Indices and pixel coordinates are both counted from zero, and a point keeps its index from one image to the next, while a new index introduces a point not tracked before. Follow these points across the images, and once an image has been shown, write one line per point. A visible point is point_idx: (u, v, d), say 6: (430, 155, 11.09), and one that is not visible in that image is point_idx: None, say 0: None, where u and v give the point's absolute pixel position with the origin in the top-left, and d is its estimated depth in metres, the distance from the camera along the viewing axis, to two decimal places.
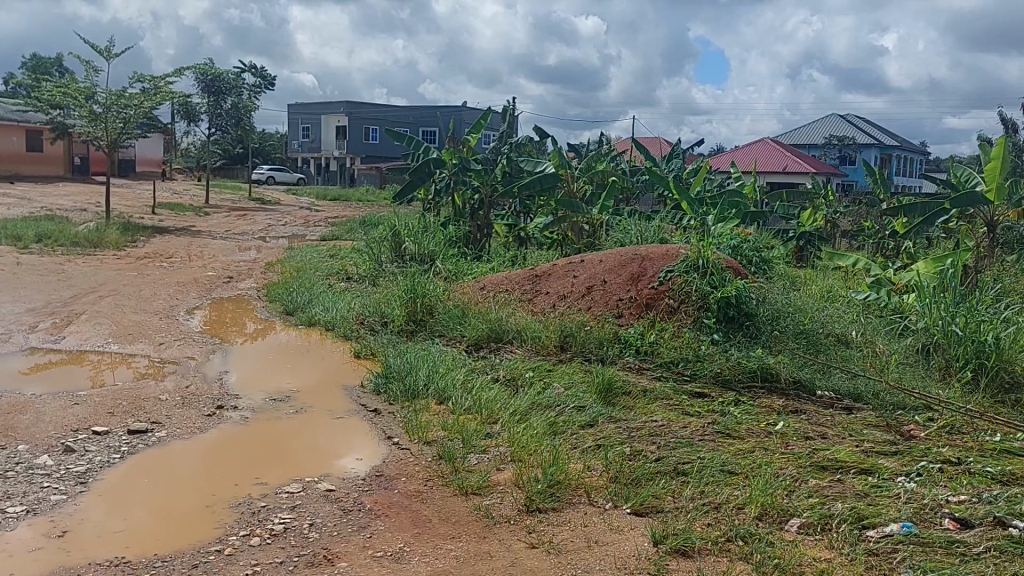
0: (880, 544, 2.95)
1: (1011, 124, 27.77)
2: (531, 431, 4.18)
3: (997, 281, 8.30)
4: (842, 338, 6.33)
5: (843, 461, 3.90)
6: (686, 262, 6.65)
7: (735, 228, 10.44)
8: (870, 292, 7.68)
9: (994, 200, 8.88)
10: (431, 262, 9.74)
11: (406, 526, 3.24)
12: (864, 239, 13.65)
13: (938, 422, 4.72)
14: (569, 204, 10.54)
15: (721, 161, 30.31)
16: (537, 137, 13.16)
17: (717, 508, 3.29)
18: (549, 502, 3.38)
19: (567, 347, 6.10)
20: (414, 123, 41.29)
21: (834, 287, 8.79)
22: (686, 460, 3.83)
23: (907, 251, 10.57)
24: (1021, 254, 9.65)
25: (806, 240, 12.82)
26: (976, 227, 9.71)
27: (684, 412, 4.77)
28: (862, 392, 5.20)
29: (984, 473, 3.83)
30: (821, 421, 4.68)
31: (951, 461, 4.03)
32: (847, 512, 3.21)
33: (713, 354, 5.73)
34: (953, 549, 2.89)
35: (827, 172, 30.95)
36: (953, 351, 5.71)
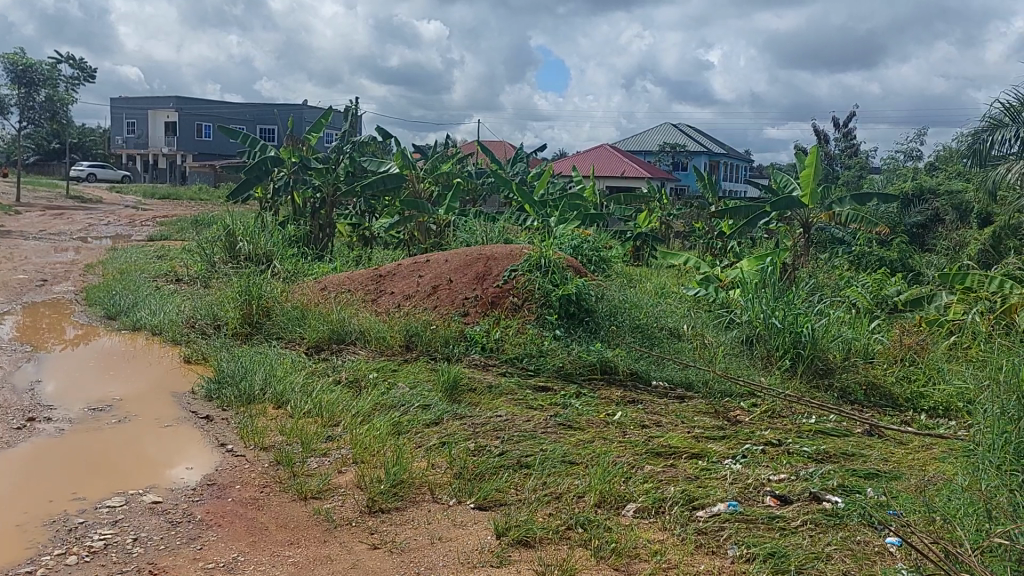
0: (709, 523, 3.11)
1: (823, 135, 30.32)
2: (373, 432, 4.12)
3: (812, 277, 8.97)
4: (674, 331, 6.62)
5: (676, 447, 4.08)
6: (529, 261, 6.80)
7: (575, 229, 10.74)
8: (699, 289, 8.12)
9: (808, 204, 9.68)
10: (269, 263, 9.41)
11: (241, 535, 3.11)
12: (694, 239, 14.40)
13: (761, 407, 5.05)
14: (414, 204, 10.47)
15: (561, 164, 31.19)
16: (381, 137, 13.05)
17: (558, 497, 3.36)
18: (392, 501, 3.34)
19: (412, 346, 6.07)
20: (252, 122, 39.91)
21: (667, 284, 9.24)
22: (528, 452, 3.89)
23: (733, 251, 11.24)
24: (832, 254, 10.47)
25: (642, 240, 13.37)
26: (794, 229, 10.46)
27: (527, 406, 4.85)
28: (692, 380, 5.47)
29: (802, 452, 4.13)
30: (656, 410, 4.89)
31: (772, 442, 4.32)
32: (679, 494, 3.36)
33: (555, 349, 5.85)
34: (773, 524, 3.09)
35: (662, 177, 32.51)
36: (773, 341, 6.11)
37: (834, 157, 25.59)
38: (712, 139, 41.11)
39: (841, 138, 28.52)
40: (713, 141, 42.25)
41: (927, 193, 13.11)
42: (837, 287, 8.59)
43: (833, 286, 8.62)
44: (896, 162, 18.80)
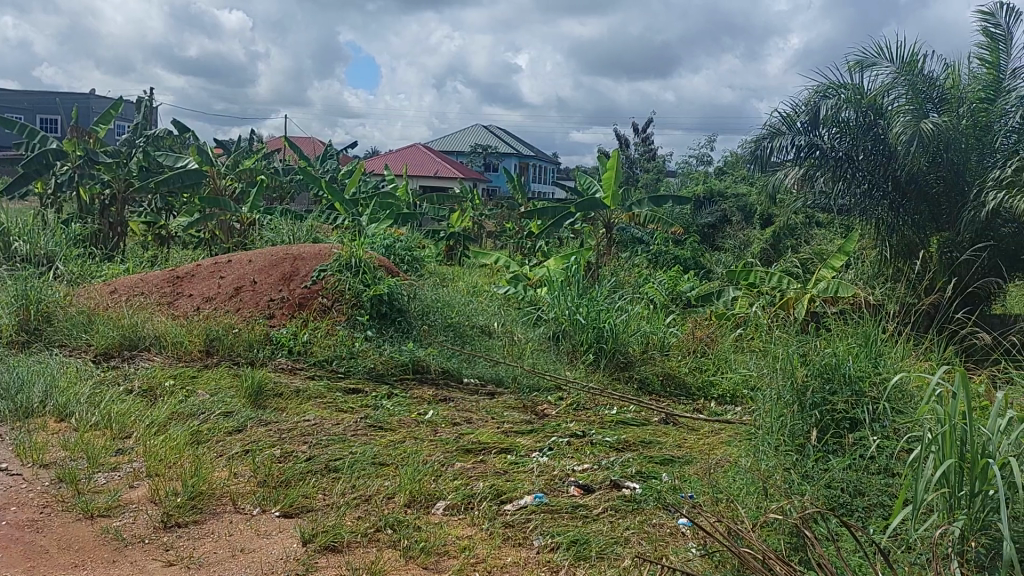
0: (516, 516, 3.19)
1: (623, 140, 31.88)
2: (170, 442, 3.90)
3: (614, 274, 9.41)
4: (485, 329, 6.72)
5: (486, 443, 4.16)
6: (338, 261, 6.69)
7: (386, 229, 10.66)
8: (510, 288, 8.31)
9: (610, 205, 10.18)
10: (50, 264, 8.65)
11: (16, 561, 2.84)
12: (504, 239, 14.72)
13: (567, 400, 5.24)
14: (214, 202, 10.05)
15: (372, 163, 30.85)
16: (178, 130, 12.35)
17: (368, 499, 3.33)
18: (188, 515, 3.18)
19: (214, 351, 5.80)
20: (30, 111, 36.47)
21: (478, 283, 9.37)
22: (337, 456, 3.82)
23: (541, 250, 11.58)
24: (633, 253, 11.04)
25: (455, 240, 13.48)
26: (597, 229, 10.95)
27: (337, 409, 4.77)
28: (502, 376, 5.59)
29: (604, 443, 4.33)
30: (467, 407, 4.95)
31: (577, 434, 4.50)
32: (487, 489, 3.43)
33: (366, 350, 5.79)
34: (576, 513, 3.22)
35: (473, 177, 32.93)
36: (578, 336, 6.37)
37: (633, 162, 26.98)
38: (521, 141, 42.15)
39: (639, 143, 30.12)
40: (522, 143, 43.35)
41: (716, 196, 14.09)
42: (637, 284, 9.06)
43: (633, 283, 9.08)
44: (689, 166, 20.03)
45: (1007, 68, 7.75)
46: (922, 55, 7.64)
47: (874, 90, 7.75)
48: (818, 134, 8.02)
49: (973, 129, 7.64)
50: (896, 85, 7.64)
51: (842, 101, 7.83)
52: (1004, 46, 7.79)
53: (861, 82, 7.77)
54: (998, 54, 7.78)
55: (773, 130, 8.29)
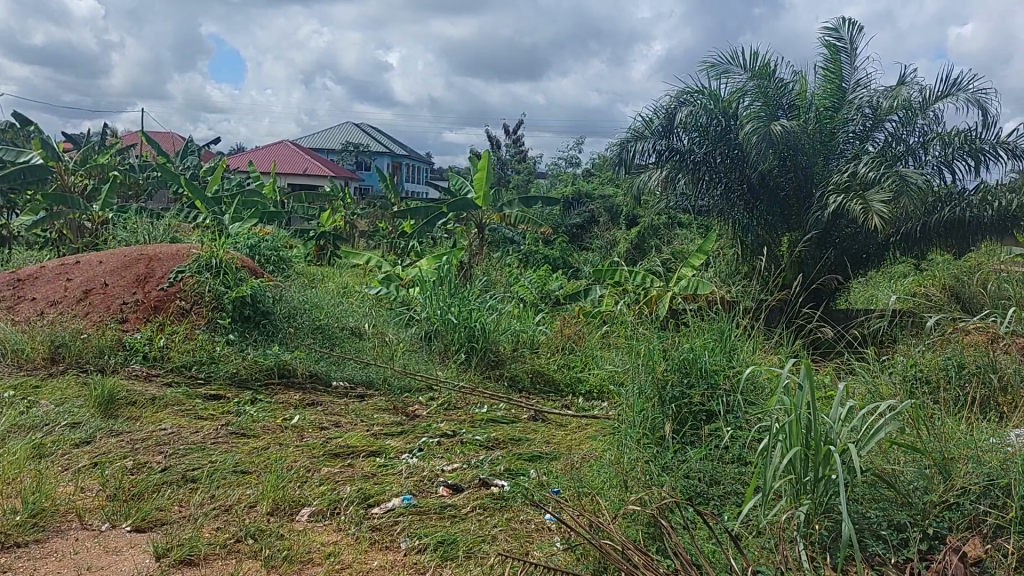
0: (383, 519, 3.16)
1: (495, 141, 32.13)
2: (8, 457, 3.64)
3: (485, 273, 9.47)
4: (355, 331, 6.61)
5: (354, 446, 4.10)
6: (198, 262, 6.43)
7: (251, 228, 10.33)
8: (381, 288, 8.23)
9: (482, 206, 10.30)
10: None
11: None
12: (376, 239, 14.55)
13: (438, 400, 5.23)
14: (61, 199, 9.45)
15: (238, 160, 29.83)
16: (21, 122, 11.56)
17: (228, 509, 3.22)
18: (29, 534, 2.97)
19: (59, 358, 5.45)
20: None
21: (348, 283, 9.22)
22: (194, 466, 3.67)
23: (413, 249, 11.53)
24: (504, 252, 11.15)
25: (326, 240, 13.09)
26: (469, 229, 10.99)
27: (196, 416, 4.58)
28: (372, 378, 5.52)
29: (474, 441, 4.35)
30: (335, 410, 4.86)
31: (447, 434, 4.50)
32: (354, 494, 3.38)
33: (228, 354, 5.59)
34: (444, 513, 3.22)
35: (345, 176, 32.39)
36: (449, 336, 6.37)
37: (504, 163, 27.24)
38: (392, 141, 41.79)
39: (510, 144, 30.45)
40: (394, 143, 42.97)
41: (584, 197, 14.41)
42: (508, 283, 9.14)
43: (504, 282, 9.17)
44: (559, 167, 20.37)
45: (849, 77, 8.26)
46: (773, 63, 8.06)
47: (729, 95, 8.12)
48: (678, 137, 8.34)
49: (818, 134, 8.14)
50: (749, 91, 8.04)
51: (698, 108, 8.10)
52: (846, 59, 8.26)
53: (717, 88, 8.12)
54: (841, 65, 8.26)
55: (636, 133, 8.46)
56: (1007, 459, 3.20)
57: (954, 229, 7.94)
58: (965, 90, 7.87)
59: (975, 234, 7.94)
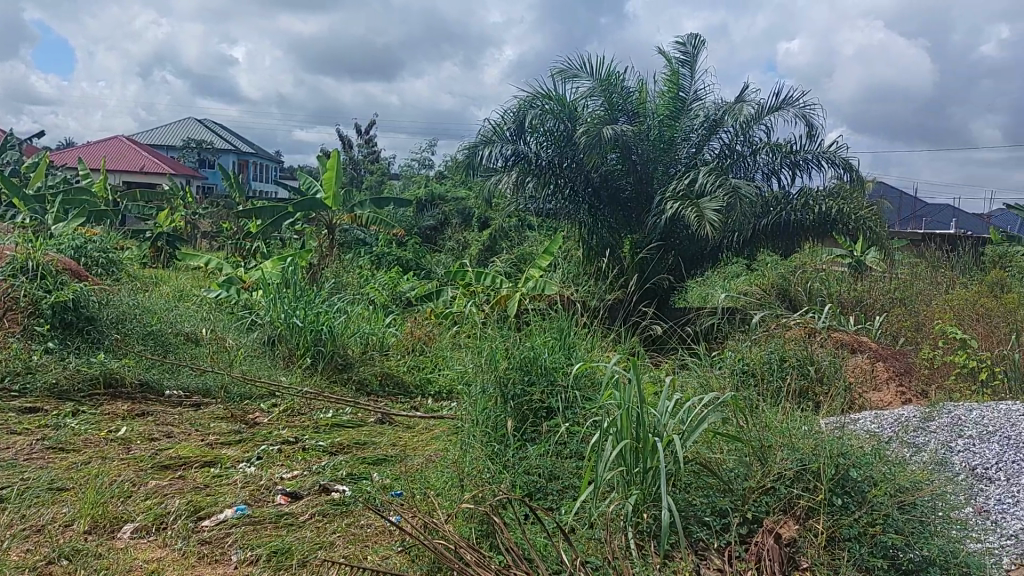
0: (213, 532, 3.03)
1: (347, 141, 31.55)
2: None
3: (334, 274, 9.29)
4: (191, 336, 6.32)
5: (186, 457, 3.92)
6: (12, 265, 5.98)
7: (78, 228, 9.69)
8: (222, 291, 7.92)
9: (331, 206, 10.21)
10: None
11: None
12: (220, 240, 13.98)
13: (280, 407, 5.09)
14: None
15: (67, 156, 27.88)
16: None
17: (41, 529, 3.00)
18: None
19: None
20: None
21: (187, 286, 8.81)
22: (4, 484, 3.40)
23: (258, 251, 11.16)
24: (354, 254, 10.99)
25: (165, 241, 12.45)
26: (317, 230, 10.76)
27: (8, 431, 4.24)
28: (209, 385, 5.30)
29: (316, 447, 4.26)
30: (168, 420, 4.63)
31: (289, 441, 4.38)
32: (183, 506, 3.23)
33: (47, 364, 5.21)
34: (280, 522, 3.13)
35: (187, 176, 30.93)
36: (293, 340, 6.21)
37: (356, 163, 26.80)
38: (239, 139, 40.30)
39: (363, 145, 29.99)
40: (241, 141, 41.45)
41: (437, 199, 14.40)
42: (357, 285, 9.01)
43: (353, 283, 9.02)
44: (411, 169, 20.24)
45: (688, 88, 8.66)
46: (617, 72, 8.34)
47: (575, 101, 8.35)
48: (526, 141, 8.48)
49: (659, 142, 8.50)
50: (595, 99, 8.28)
51: (546, 113, 8.32)
52: (685, 70, 8.66)
53: (563, 94, 8.34)
54: (680, 76, 8.65)
55: (485, 138, 8.59)
56: (818, 444, 3.42)
57: (781, 232, 8.48)
58: (792, 104, 8.41)
59: (799, 235, 8.50)
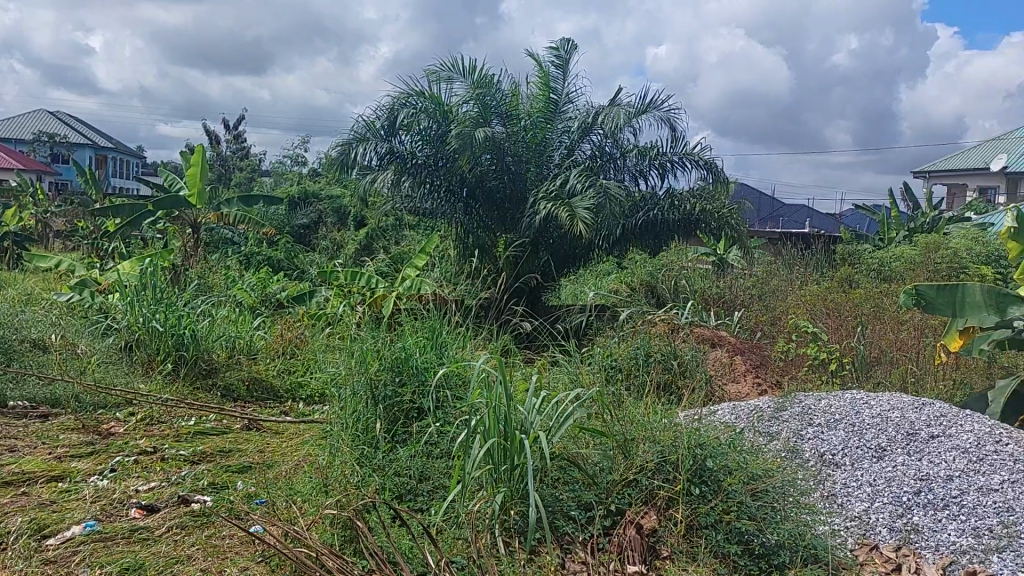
0: (60, 550, 2.86)
1: (214, 136, 30.37)
2: None
3: (200, 274, 8.93)
4: (39, 344, 5.94)
5: (32, 472, 3.68)
6: None
7: None
8: (74, 295, 7.48)
9: (195, 204, 9.82)
10: None
11: None
12: (75, 240, 13.18)
13: (138, 415, 4.85)
14: None
15: None
16: None
17: None
18: None
19: None
20: None
21: (35, 290, 8.26)
22: None
23: (117, 252, 10.60)
24: (222, 254, 10.61)
25: (11, 241, 11.64)
26: (181, 230, 10.32)
27: None
28: (58, 395, 4.99)
29: (177, 457, 4.08)
30: (12, 434, 4.33)
31: (147, 451, 4.18)
32: (27, 526, 3.04)
33: None
34: (134, 536, 2.99)
35: (38, 172, 28.98)
36: (153, 345, 5.92)
37: (225, 160, 25.86)
38: (97, 134, 38.14)
39: (232, 140, 28.97)
40: (99, 135, 39.24)
41: (310, 198, 14.08)
42: (224, 286, 8.70)
43: (220, 284, 8.70)
44: (283, 166, 19.69)
45: (560, 90, 8.81)
46: (490, 73, 8.39)
47: (448, 101, 8.34)
48: (400, 140, 8.41)
49: (532, 143, 8.60)
50: (469, 99, 8.29)
51: (419, 112, 8.28)
52: (557, 72, 8.80)
53: (436, 93, 8.31)
54: (552, 78, 8.79)
55: (358, 136, 8.47)
56: (677, 436, 3.57)
57: (649, 231, 8.75)
58: (658, 108, 8.70)
59: (665, 234, 8.80)
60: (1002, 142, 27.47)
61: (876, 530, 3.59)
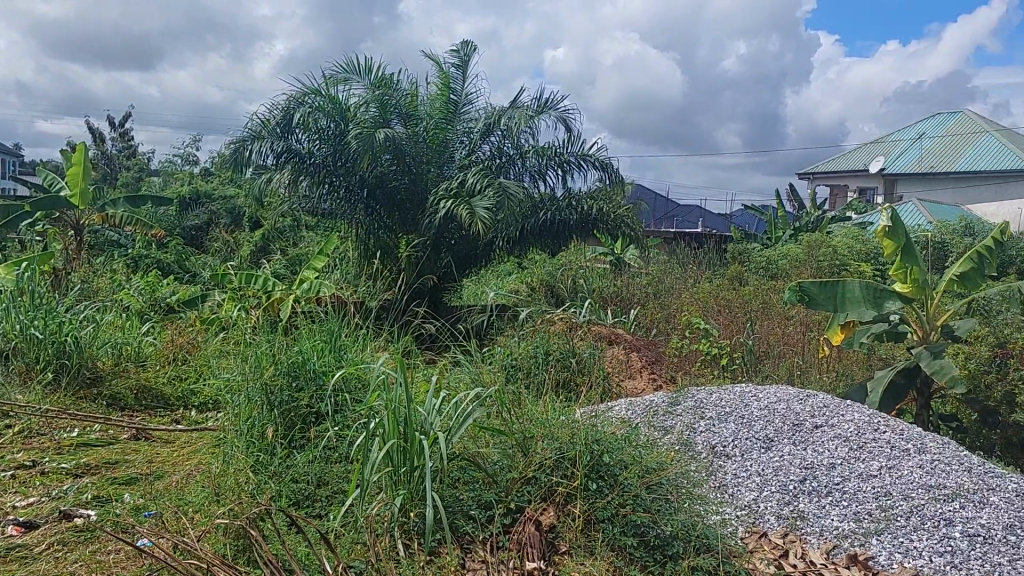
0: None
1: (98, 133, 29.03)
2: None
3: (83, 278, 8.53)
4: None
5: None
6: None
7: None
8: None
9: (78, 205, 9.37)
10: None
11: None
12: None
13: (16, 428, 4.60)
14: None
15: None
16: None
17: None
18: None
19: None
20: None
21: None
22: None
23: None
24: (107, 257, 10.16)
25: None
26: (63, 232, 9.84)
27: None
28: None
29: (59, 470, 3.90)
30: None
31: (26, 465, 3.97)
32: None
33: None
34: (12, 555, 2.84)
35: None
36: (31, 354, 5.62)
37: (111, 158, 24.75)
38: None
39: (118, 138, 27.75)
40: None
41: (202, 198, 13.64)
42: (110, 290, 8.33)
43: (105, 288, 8.33)
44: (174, 165, 19.00)
45: (459, 91, 8.83)
46: (389, 72, 8.33)
47: (346, 100, 8.23)
48: (297, 139, 8.24)
49: (432, 143, 8.58)
50: (368, 98, 8.21)
51: (316, 110, 8.14)
52: (457, 73, 8.81)
53: (334, 92, 8.19)
54: (451, 79, 8.79)
55: (252, 134, 8.26)
56: (574, 433, 3.63)
57: (548, 231, 8.86)
58: (556, 109, 8.83)
59: (564, 234, 8.93)
60: (877, 146, 29.05)
61: (764, 518, 3.75)
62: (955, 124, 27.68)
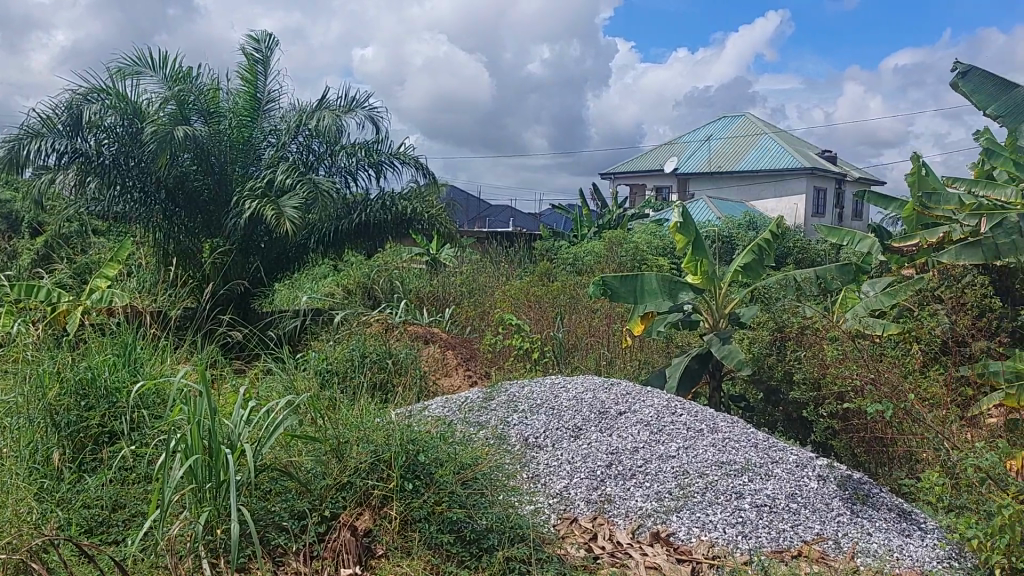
0: None
1: None
2: None
3: None
4: None
5: None
6: None
7: None
8: None
9: None
10: None
11: None
12: None
13: None
14: None
15: None
16: None
17: None
18: None
19: None
20: None
21: None
22: None
23: None
24: None
25: None
26: None
27: None
28: None
29: None
30: None
31: None
32: None
33: None
34: None
35: None
36: None
37: None
38: None
39: None
40: None
41: None
42: None
43: None
44: None
45: (262, 88, 8.55)
46: (185, 67, 7.92)
47: (138, 97, 7.72)
48: (84, 139, 7.52)
49: (236, 141, 8.23)
50: (164, 95, 7.75)
51: (106, 109, 7.49)
52: (260, 69, 8.53)
53: (124, 89, 7.65)
54: (254, 76, 8.49)
55: (29, 133, 7.52)
56: (389, 434, 3.61)
57: (359, 232, 8.76)
58: (364, 107, 8.74)
59: (376, 235, 8.86)
60: (670, 147, 30.93)
61: (575, 505, 3.91)
62: (738, 127, 29.93)
